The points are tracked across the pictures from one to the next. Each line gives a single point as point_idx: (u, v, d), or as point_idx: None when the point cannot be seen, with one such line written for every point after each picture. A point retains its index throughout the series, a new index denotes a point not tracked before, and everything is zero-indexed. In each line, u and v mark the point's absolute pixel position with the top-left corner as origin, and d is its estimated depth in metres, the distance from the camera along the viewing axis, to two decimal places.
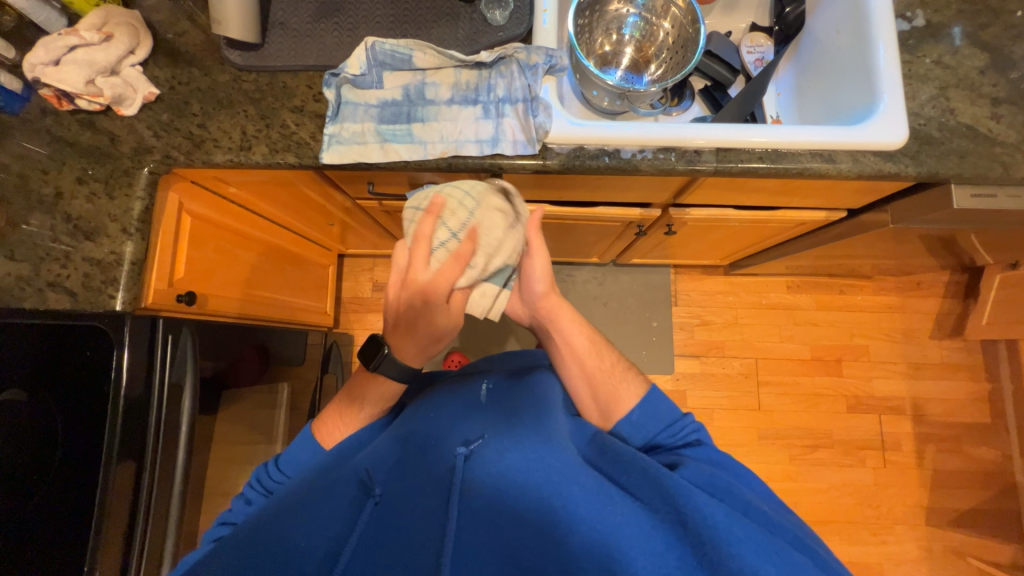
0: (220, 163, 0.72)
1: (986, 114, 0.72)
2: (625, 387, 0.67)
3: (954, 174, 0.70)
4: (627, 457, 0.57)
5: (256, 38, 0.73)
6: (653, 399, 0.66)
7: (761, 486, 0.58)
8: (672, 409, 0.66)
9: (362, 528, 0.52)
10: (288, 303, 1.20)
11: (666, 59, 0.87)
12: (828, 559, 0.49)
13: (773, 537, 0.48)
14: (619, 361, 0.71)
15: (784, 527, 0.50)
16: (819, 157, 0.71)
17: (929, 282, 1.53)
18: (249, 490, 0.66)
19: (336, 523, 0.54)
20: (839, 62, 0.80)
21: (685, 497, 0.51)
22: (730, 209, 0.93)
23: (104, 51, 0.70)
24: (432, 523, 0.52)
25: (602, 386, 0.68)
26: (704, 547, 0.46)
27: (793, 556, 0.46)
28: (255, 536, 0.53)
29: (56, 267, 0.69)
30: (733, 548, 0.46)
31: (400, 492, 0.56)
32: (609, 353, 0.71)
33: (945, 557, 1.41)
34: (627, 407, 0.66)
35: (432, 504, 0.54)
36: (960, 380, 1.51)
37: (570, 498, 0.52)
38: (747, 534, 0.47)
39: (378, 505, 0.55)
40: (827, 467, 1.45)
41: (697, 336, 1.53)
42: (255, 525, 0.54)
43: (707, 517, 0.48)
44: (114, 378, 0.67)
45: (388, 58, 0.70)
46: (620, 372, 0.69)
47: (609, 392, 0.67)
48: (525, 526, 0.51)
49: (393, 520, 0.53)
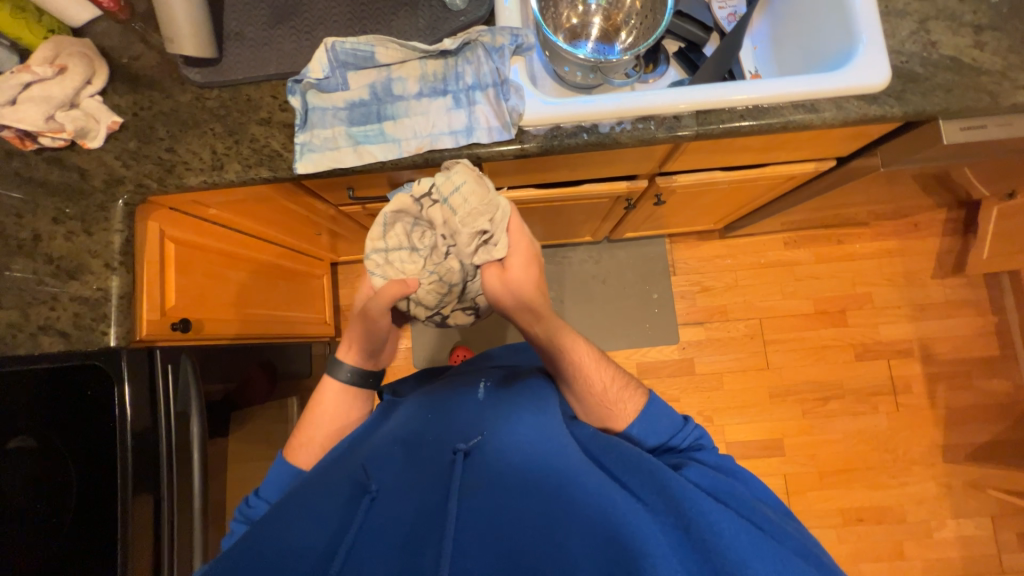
0: (194, 185, 0.71)
1: (970, 43, 0.70)
2: (623, 406, 0.65)
3: (941, 110, 0.68)
4: (632, 456, 0.57)
5: (213, 53, 0.71)
6: (652, 412, 0.65)
7: (766, 494, 0.58)
8: (671, 415, 0.65)
9: (359, 524, 0.51)
10: (287, 318, 1.19)
11: (636, 25, 0.85)
12: (829, 563, 0.48)
13: (778, 547, 0.47)
14: (617, 378, 0.67)
15: (789, 536, 0.49)
16: (802, 108, 0.69)
17: (927, 222, 1.52)
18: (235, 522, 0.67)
19: (333, 523, 0.53)
20: (815, 7, 0.78)
21: (692, 502, 0.50)
22: (717, 171, 0.91)
23: (60, 84, 0.68)
24: (431, 522, 0.51)
25: (596, 408, 0.66)
26: (709, 553, 0.45)
27: (799, 566, 0.45)
28: (253, 543, 0.52)
29: (44, 310, 0.68)
30: (739, 554, 0.45)
31: (399, 490, 0.56)
32: (605, 370, 0.67)
33: (965, 491, 1.42)
34: (626, 423, 0.64)
35: (433, 503, 0.53)
36: (966, 317, 1.50)
37: (573, 501, 0.51)
38: (753, 543, 0.46)
39: (375, 500, 0.54)
40: (840, 418, 1.46)
41: (699, 303, 1.52)
42: (251, 531, 0.54)
43: (713, 524, 0.47)
44: (118, 415, 0.66)
45: (350, 58, 0.67)
46: (617, 393, 0.66)
47: (603, 413, 0.66)
48: (525, 522, 0.50)
49: (391, 519, 0.52)
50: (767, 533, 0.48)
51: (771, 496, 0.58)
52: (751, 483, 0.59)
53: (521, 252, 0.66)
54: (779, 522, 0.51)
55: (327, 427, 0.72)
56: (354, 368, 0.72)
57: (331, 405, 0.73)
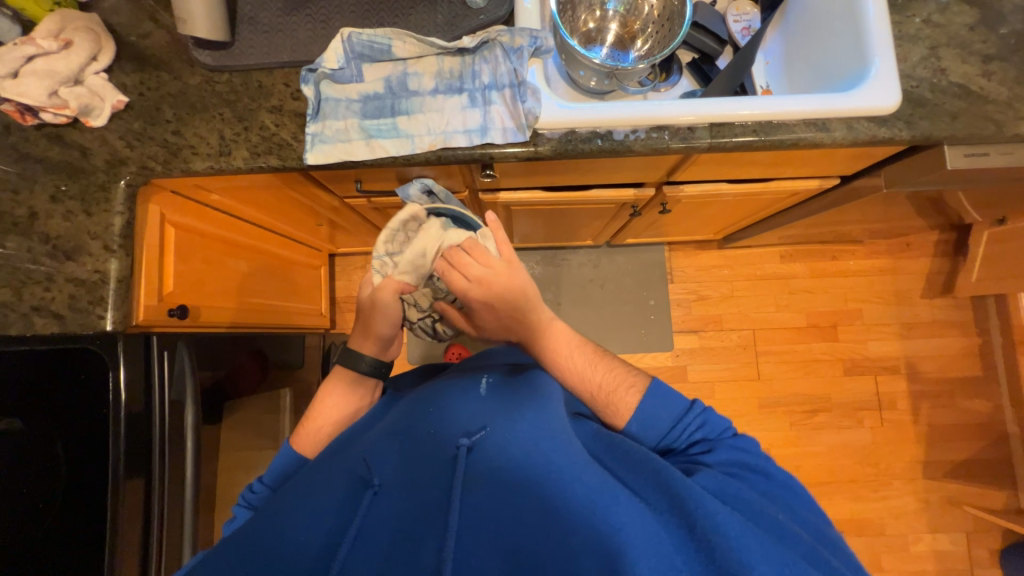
0: (199, 170, 0.69)
1: (977, 72, 0.71)
2: (621, 400, 0.65)
3: (947, 136, 0.69)
4: (638, 455, 0.57)
5: (226, 36, 0.70)
6: (653, 400, 0.64)
7: (789, 496, 0.57)
8: (679, 401, 0.64)
9: (361, 519, 0.52)
10: (283, 307, 1.17)
11: (652, 33, 0.85)
12: (840, 568, 0.48)
13: (784, 550, 0.46)
14: (609, 375, 0.68)
15: (795, 538, 0.49)
16: (813, 126, 0.70)
17: (919, 242, 1.55)
18: (237, 506, 0.67)
19: (335, 514, 0.53)
20: (828, 27, 0.79)
21: (698, 503, 0.49)
22: (723, 183, 0.92)
23: (65, 60, 0.66)
24: (433, 516, 0.51)
25: (595, 406, 0.67)
26: (713, 553, 0.46)
27: (804, 567, 0.45)
28: (256, 534, 0.52)
29: (39, 290, 0.66)
30: (743, 556, 0.45)
31: (401, 484, 0.55)
32: (597, 366, 0.68)
33: (943, 506, 1.46)
34: (626, 419, 0.64)
35: (434, 497, 0.53)
36: (952, 337, 1.53)
37: (576, 498, 0.50)
38: (757, 543, 0.46)
39: (378, 494, 0.54)
40: (826, 431, 1.49)
41: (694, 312, 1.54)
42: (253, 521, 0.54)
43: (718, 524, 0.47)
44: (113, 399, 0.65)
45: (367, 50, 0.67)
46: (612, 391, 0.66)
47: (603, 410, 0.67)
48: (524, 519, 0.50)
49: (393, 514, 0.53)
50: (776, 538, 0.48)
51: (792, 495, 0.57)
52: (771, 481, 0.57)
53: (483, 283, 0.65)
54: (787, 521, 0.51)
55: (332, 416, 0.74)
56: (373, 358, 0.74)
57: (335, 397, 0.75)
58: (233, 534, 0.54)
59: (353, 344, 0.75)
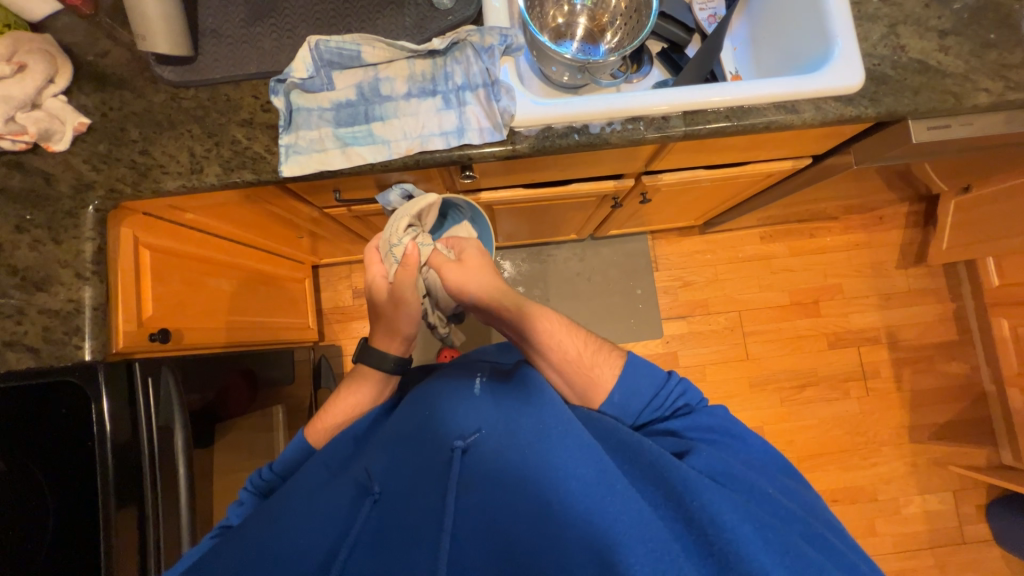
0: (171, 189, 0.67)
1: (935, 47, 0.73)
2: (600, 371, 0.65)
3: (910, 111, 0.71)
4: (633, 444, 0.57)
5: (189, 51, 0.68)
6: (631, 372, 0.64)
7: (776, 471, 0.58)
8: (653, 373, 0.65)
9: (360, 530, 0.51)
10: (268, 323, 1.15)
11: (621, 25, 0.85)
12: (834, 543, 0.49)
13: (781, 532, 0.47)
14: (586, 344, 0.67)
15: (792, 519, 0.49)
16: (783, 108, 0.71)
17: (891, 216, 1.60)
18: (243, 492, 0.69)
19: (335, 526, 0.53)
20: (791, 11, 0.81)
21: (694, 495, 0.49)
22: (701, 169, 0.94)
23: (20, 84, 0.63)
24: (430, 523, 0.51)
25: (577, 377, 0.65)
26: (711, 547, 0.46)
27: (800, 547, 0.46)
28: (254, 550, 0.52)
29: (10, 324, 0.64)
30: (742, 549, 0.45)
31: (401, 492, 0.55)
32: (577, 337, 0.67)
33: (929, 468, 1.51)
34: (607, 390, 0.64)
35: (430, 504, 0.53)
36: (927, 304, 1.59)
37: (571, 497, 0.50)
38: (756, 531, 0.46)
39: (378, 503, 0.54)
40: (815, 404, 1.53)
41: (681, 297, 1.56)
42: (252, 536, 0.54)
43: (716, 517, 0.47)
44: (97, 433, 0.62)
45: (335, 57, 0.66)
46: (593, 359, 0.66)
47: (584, 380, 0.65)
48: (522, 517, 0.50)
49: (392, 524, 0.52)
50: (772, 519, 0.48)
51: (778, 469, 0.59)
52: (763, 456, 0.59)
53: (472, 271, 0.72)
54: (781, 499, 0.52)
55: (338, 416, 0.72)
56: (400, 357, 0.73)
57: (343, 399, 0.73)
58: (230, 549, 0.53)
59: (378, 344, 0.73)
